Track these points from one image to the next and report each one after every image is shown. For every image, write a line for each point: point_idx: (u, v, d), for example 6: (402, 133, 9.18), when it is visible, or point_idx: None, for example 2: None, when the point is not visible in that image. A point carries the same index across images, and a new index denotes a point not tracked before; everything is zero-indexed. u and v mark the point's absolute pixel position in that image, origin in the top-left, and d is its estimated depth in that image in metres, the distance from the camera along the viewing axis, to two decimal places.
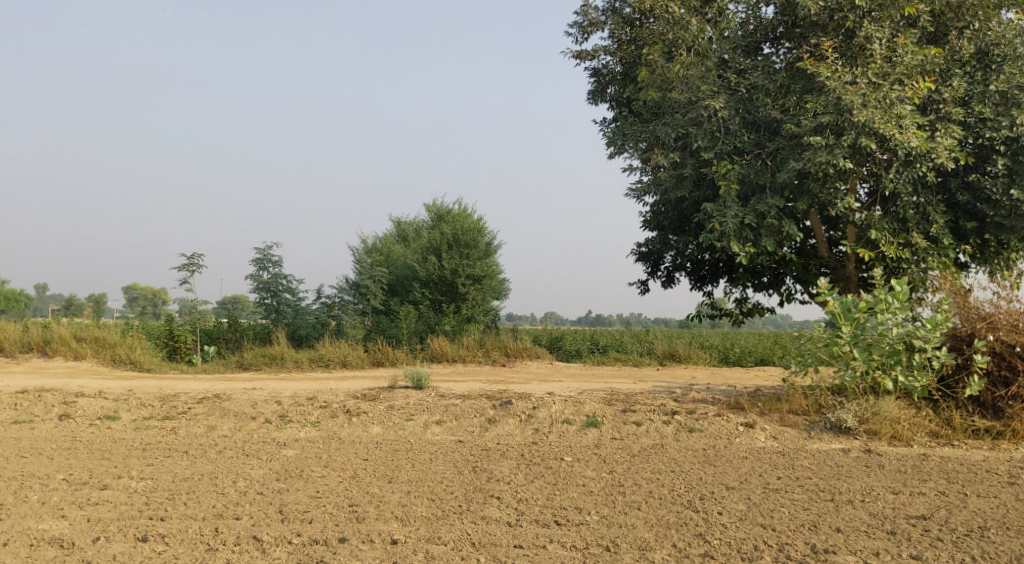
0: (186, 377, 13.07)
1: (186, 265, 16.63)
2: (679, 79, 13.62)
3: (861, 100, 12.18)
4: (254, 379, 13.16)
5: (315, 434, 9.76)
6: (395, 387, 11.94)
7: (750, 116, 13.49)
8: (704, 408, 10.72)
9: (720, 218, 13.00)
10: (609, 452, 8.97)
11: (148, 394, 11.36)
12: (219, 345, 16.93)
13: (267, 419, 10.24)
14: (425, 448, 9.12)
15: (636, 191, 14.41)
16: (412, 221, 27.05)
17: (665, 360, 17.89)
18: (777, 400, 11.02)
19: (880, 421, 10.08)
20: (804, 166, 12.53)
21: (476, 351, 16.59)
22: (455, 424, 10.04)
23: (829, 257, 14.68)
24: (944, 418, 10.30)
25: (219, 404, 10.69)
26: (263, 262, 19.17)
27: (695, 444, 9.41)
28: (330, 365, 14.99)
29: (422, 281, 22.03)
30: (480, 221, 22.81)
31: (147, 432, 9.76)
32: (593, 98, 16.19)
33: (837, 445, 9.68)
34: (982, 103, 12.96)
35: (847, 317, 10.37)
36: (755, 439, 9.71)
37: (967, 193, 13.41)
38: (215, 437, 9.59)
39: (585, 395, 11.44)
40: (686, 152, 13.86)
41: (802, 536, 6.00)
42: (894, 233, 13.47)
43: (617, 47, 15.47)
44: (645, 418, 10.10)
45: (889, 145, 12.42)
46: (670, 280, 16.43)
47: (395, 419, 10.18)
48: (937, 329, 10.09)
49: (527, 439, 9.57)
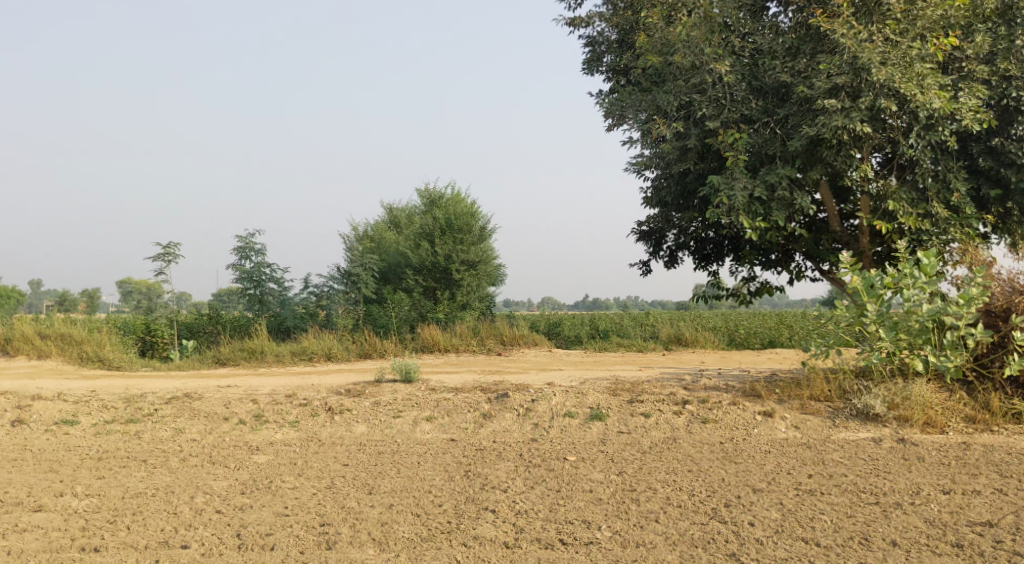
0: (159, 375, 12.15)
1: (163, 254, 15.72)
2: (681, 42, 12.57)
3: (880, 58, 11.30)
4: (231, 376, 12.24)
5: (293, 436, 8.87)
6: (383, 381, 11.06)
7: (757, 82, 12.59)
8: (717, 396, 9.83)
9: (728, 191, 12.04)
10: (617, 450, 8.12)
11: (113, 395, 10.46)
12: (199, 339, 16.06)
13: (240, 420, 9.36)
14: (413, 450, 8.26)
15: (636, 165, 13.51)
16: (403, 206, 26.10)
17: (671, 344, 16.95)
18: (797, 386, 10.10)
19: (911, 406, 9.19)
20: (818, 131, 11.58)
21: (470, 340, 15.70)
22: (448, 421, 9.15)
23: (842, 232, 13.83)
24: (982, 402, 9.39)
25: (189, 404, 9.81)
26: (245, 251, 18.27)
27: (712, 438, 8.54)
28: (314, 358, 14.07)
29: (415, 268, 21.11)
30: (474, 205, 21.88)
31: (108, 437, 8.88)
32: (589, 68, 15.21)
33: (865, 434, 8.79)
34: (1007, 59, 12.11)
35: (871, 294, 9.53)
36: (776, 430, 8.84)
37: (990, 159, 12.47)
38: (182, 442, 8.71)
39: (587, 384, 10.55)
40: (689, 122, 12.80)
41: (854, 553, 5.15)
42: (912, 203, 12.46)
43: (612, 13, 14.49)
44: (654, 410, 9.23)
45: (909, 107, 11.51)
46: (672, 261, 15.55)
47: (382, 417, 9.29)
48: (971, 305, 9.22)
49: (526, 435, 8.70)
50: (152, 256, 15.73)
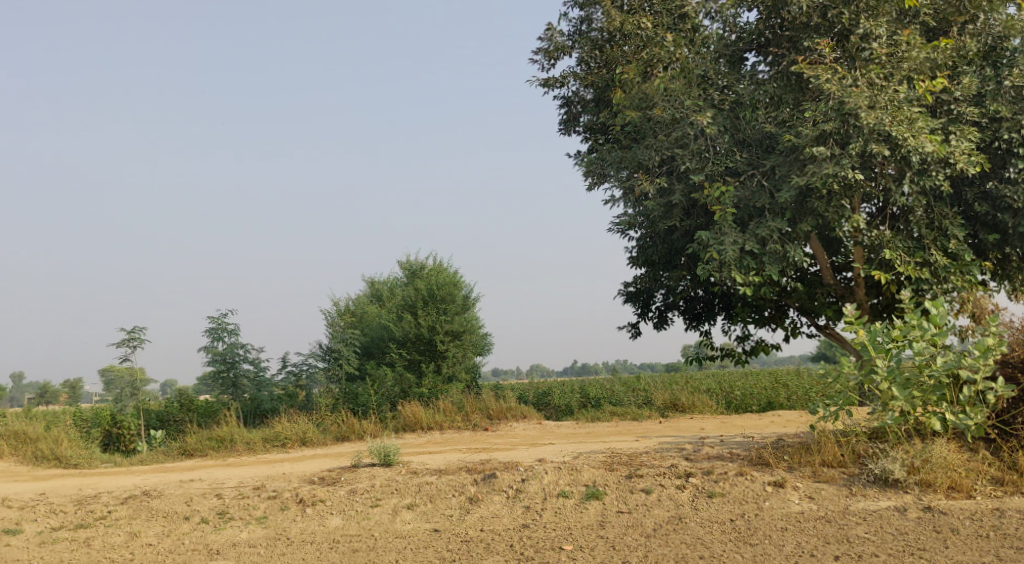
0: (118, 472, 11.23)
1: (128, 339, 14.94)
2: (659, 94, 12.15)
3: (868, 102, 10.92)
4: (198, 468, 11.33)
5: (260, 534, 8.05)
6: (360, 467, 10.20)
7: (740, 134, 12.18)
8: (722, 466, 9.04)
9: (717, 246, 11.49)
10: (618, 534, 7.36)
11: (64, 497, 9.56)
12: (169, 428, 15.15)
13: (202, 518, 8.51)
14: (393, 545, 7.49)
15: (620, 224, 12.99)
16: (385, 279, 25.41)
17: (666, 410, 16.12)
18: (806, 451, 9.30)
19: (932, 470, 8.45)
20: (808, 181, 11.08)
21: (454, 415, 14.86)
22: (431, 508, 8.33)
23: (837, 285, 13.26)
24: (1009, 462, 8.66)
25: (146, 504, 8.95)
26: (218, 332, 17.49)
27: (721, 515, 7.76)
28: (288, 444, 13.19)
29: (398, 341, 20.38)
30: (457, 274, 21.23)
31: (54, 547, 8.01)
32: (566, 128, 14.83)
33: (887, 503, 8.03)
34: (996, 100, 11.75)
35: (878, 349, 8.89)
36: (789, 502, 8.07)
37: (986, 204, 11.95)
38: (136, 548, 7.87)
39: (582, 459, 9.77)
40: (673, 177, 12.36)
41: None
42: (909, 252, 11.93)
43: (587, 72, 14.04)
44: (655, 485, 8.45)
45: (901, 153, 11.04)
46: (662, 322, 14.91)
47: (359, 507, 8.47)
48: (988, 356, 8.60)
49: (517, 522, 7.90)
50: (117, 342, 14.92)
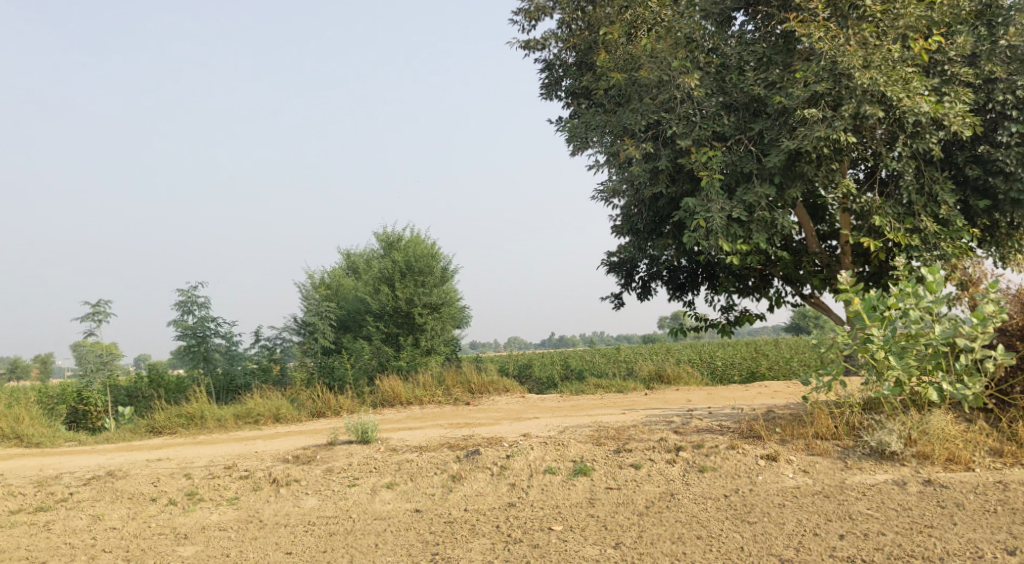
0: (83, 451, 10.72)
1: (93, 314, 14.35)
2: (646, 56, 11.66)
3: (862, 61, 10.51)
4: (166, 447, 10.85)
5: (231, 516, 7.63)
6: (336, 444, 9.77)
7: (727, 97, 11.76)
8: (712, 439, 8.71)
9: (704, 214, 11.13)
10: (609, 512, 7.02)
11: (23, 479, 9.06)
12: (137, 405, 14.61)
13: (170, 500, 8.06)
14: (372, 527, 7.11)
15: (604, 192, 12.57)
16: (361, 251, 24.83)
17: (651, 381, 15.81)
18: (799, 423, 9.01)
19: (930, 441, 8.18)
20: (799, 145, 10.72)
21: (434, 389, 14.47)
22: (412, 487, 7.93)
23: (823, 252, 12.97)
24: (1008, 432, 8.40)
25: (111, 485, 8.48)
26: (189, 305, 16.94)
27: (714, 491, 7.44)
28: (260, 420, 12.73)
29: (375, 314, 19.84)
30: (435, 245, 20.70)
31: (11, 531, 7.54)
32: (548, 92, 14.34)
33: (885, 477, 7.75)
34: (991, 61, 11.42)
35: (873, 317, 8.58)
36: (783, 477, 7.76)
37: (978, 168, 11.61)
38: (99, 532, 7.43)
39: (567, 433, 9.41)
40: (659, 143, 11.93)
41: None
42: (899, 218, 11.61)
43: (569, 34, 13.57)
44: (644, 460, 8.11)
45: (896, 114, 10.69)
46: (645, 293, 14.57)
47: (336, 487, 8.06)
48: (988, 324, 8.29)
49: (503, 500, 7.54)
50: (81, 317, 14.32)
